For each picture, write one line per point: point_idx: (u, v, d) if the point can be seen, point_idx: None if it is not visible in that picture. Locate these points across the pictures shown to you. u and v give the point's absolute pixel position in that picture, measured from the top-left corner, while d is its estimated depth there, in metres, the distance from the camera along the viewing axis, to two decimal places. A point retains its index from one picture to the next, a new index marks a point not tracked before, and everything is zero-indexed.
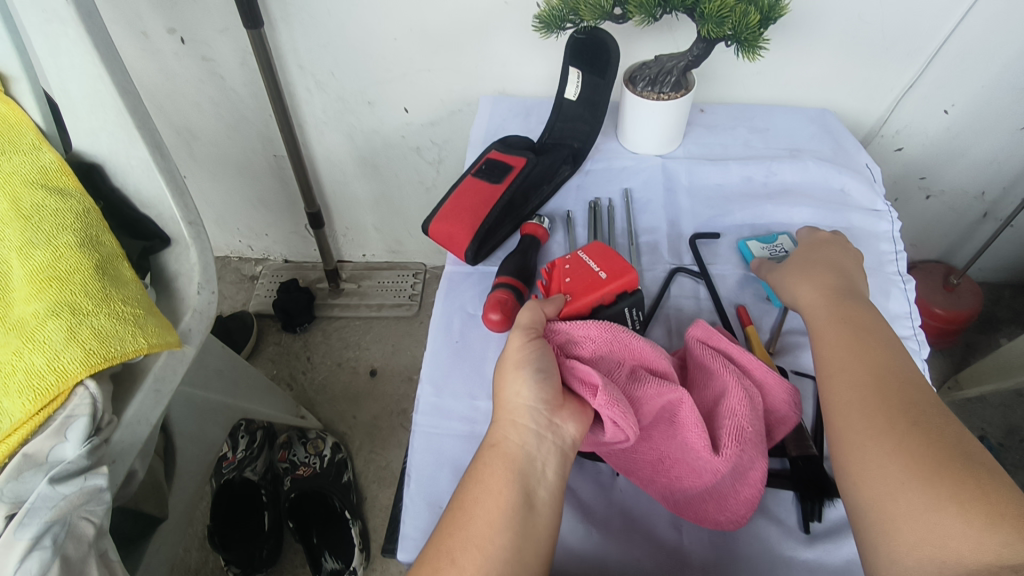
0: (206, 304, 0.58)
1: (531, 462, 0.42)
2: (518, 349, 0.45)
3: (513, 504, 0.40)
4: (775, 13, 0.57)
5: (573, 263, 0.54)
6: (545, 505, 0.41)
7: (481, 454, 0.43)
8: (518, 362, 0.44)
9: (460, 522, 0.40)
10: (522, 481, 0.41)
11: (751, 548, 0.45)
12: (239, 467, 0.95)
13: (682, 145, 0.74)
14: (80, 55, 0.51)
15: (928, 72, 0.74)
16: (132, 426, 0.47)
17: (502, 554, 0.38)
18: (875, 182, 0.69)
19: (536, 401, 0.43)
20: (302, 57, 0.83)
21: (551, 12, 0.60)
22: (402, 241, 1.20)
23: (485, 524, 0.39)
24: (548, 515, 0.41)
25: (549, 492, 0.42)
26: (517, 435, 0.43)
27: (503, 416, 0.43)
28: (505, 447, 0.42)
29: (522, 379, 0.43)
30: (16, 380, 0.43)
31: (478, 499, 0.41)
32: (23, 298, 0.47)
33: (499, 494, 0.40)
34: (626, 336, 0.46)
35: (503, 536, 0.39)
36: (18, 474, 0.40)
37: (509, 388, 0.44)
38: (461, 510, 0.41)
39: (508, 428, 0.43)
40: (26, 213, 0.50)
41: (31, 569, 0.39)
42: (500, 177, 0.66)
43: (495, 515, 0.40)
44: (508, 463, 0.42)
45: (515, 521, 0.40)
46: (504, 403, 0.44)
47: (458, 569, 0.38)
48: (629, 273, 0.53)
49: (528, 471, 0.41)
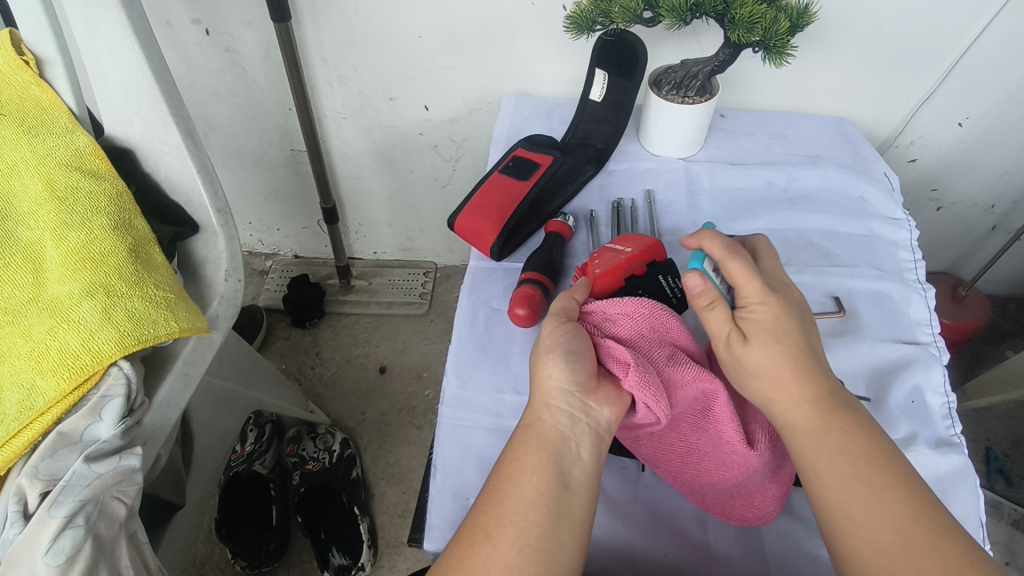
0: (233, 292, 0.58)
1: (565, 442, 0.41)
2: (550, 333, 0.45)
3: (549, 483, 0.40)
4: (803, 20, 0.57)
5: (599, 252, 0.55)
6: (581, 485, 0.41)
7: (517, 434, 0.43)
8: (550, 346, 0.45)
9: (495, 499, 0.40)
10: (556, 459, 0.41)
11: (777, 546, 0.45)
12: (248, 460, 0.94)
13: (702, 149, 0.75)
14: (118, 40, 0.51)
15: (945, 85, 0.75)
16: (162, 409, 0.48)
17: (537, 530, 0.38)
18: (893, 190, 0.70)
19: (569, 383, 0.43)
20: (325, 51, 0.84)
21: (583, 13, 0.61)
22: (414, 239, 1.21)
23: (520, 501, 0.39)
24: (582, 495, 0.40)
25: (583, 472, 0.41)
26: (552, 416, 0.42)
27: (537, 398, 0.43)
28: (539, 428, 0.42)
29: (555, 361, 0.43)
30: (51, 358, 0.43)
31: (513, 477, 0.40)
32: (57, 278, 0.47)
33: (535, 473, 0.40)
34: (662, 315, 0.46)
35: (538, 513, 0.38)
36: (52, 452, 0.41)
37: (542, 370, 0.44)
38: (496, 487, 0.40)
39: (542, 410, 0.43)
40: (61, 194, 0.50)
41: (65, 548, 0.38)
42: (527, 175, 0.67)
43: (529, 493, 0.39)
44: (542, 444, 0.41)
45: (550, 499, 0.39)
46: (538, 384, 0.44)
47: (493, 544, 0.37)
48: (652, 244, 0.54)
49: (562, 451, 0.41)
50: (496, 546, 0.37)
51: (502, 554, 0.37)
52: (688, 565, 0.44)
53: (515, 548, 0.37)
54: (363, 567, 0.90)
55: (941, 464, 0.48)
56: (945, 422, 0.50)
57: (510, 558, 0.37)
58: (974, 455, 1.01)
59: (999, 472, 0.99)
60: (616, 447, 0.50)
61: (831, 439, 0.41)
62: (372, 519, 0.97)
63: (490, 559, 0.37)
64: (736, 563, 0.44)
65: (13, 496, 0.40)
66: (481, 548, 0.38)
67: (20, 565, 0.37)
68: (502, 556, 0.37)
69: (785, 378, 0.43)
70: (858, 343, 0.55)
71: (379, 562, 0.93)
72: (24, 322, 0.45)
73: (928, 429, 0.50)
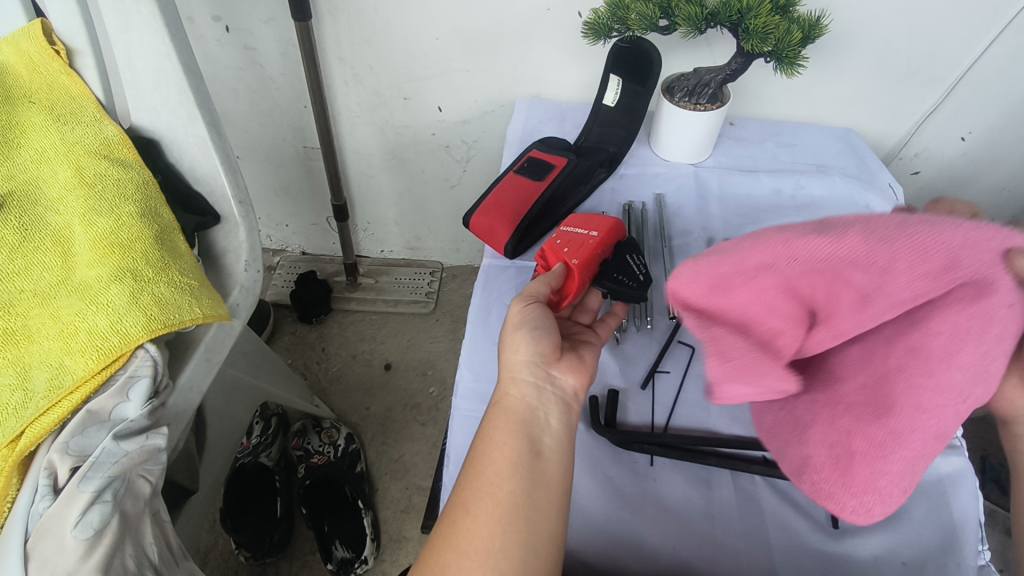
0: (253, 281, 0.59)
1: (533, 412, 0.43)
2: (518, 313, 0.48)
3: (519, 452, 0.40)
4: (815, 32, 0.59)
5: (560, 236, 0.56)
6: (553, 452, 0.41)
7: (486, 410, 0.44)
8: (516, 325, 0.47)
9: (472, 475, 0.40)
10: (526, 429, 0.41)
11: (784, 541, 0.46)
12: (254, 452, 0.95)
13: (712, 155, 0.77)
14: (149, 33, 0.52)
15: (949, 100, 0.77)
16: (185, 392, 0.49)
17: (512, 497, 0.38)
18: (897, 201, 0.71)
19: (535, 356, 0.45)
20: (343, 51, 0.85)
21: (600, 20, 0.63)
22: (422, 238, 1.22)
23: (494, 473, 0.39)
24: (555, 459, 0.41)
25: (554, 439, 0.42)
26: (518, 389, 0.44)
27: (504, 374, 0.45)
28: (507, 401, 0.43)
29: (520, 338, 0.46)
30: (79, 339, 0.44)
31: (484, 451, 0.40)
32: (85, 262, 0.48)
33: (505, 444, 0.40)
34: (884, 232, 0.31)
35: (513, 482, 0.39)
36: (83, 429, 0.42)
37: (508, 347, 0.46)
38: (471, 465, 0.40)
39: (509, 384, 0.44)
40: (90, 181, 0.51)
41: (93, 522, 0.39)
42: (542, 175, 0.69)
43: (502, 463, 0.39)
44: (510, 415, 0.42)
45: (523, 467, 0.39)
46: (503, 361, 0.45)
47: (472, 518, 0.38)
48: (614, 223, 0.57)
49: (532, 420, 0.42)
50: (477, 519, 0.37)
51: (483, 526, 0.37)
52: (698, 558, 0.45)
53: (494, 519, 0.37)
54: (366, 560, 0.90)
55: (943, 466, 0.49)
56: None
57: (491, 529, 0.37)
58: None
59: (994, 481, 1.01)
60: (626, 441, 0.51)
61: None
62: (376, 513, 0.98)
63: (474, 533, 0.37)
64: (743, 557, 0.45)
65: (43, 471, 0.41)
66: (464, 524, 0.38)
67: (49, 538, 0.39)
68: (484, 529, 0.37)
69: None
70: None
71: (381, 556, 0.94)
72: (52, 304, 0.46)
73: None
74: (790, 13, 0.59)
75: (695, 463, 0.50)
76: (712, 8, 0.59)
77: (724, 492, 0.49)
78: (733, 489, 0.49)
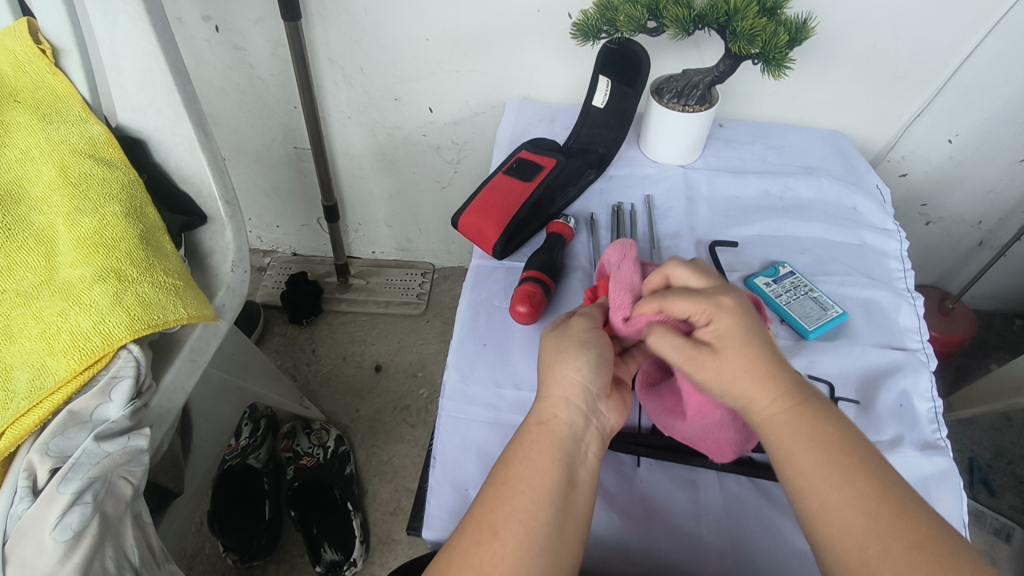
0: (239, 282, 0.59)
1: (577, 442, 0.42)
2: (581, 330, 0.46)
3: (557, 482, 0.39)
4: (802, 35, 0.59)
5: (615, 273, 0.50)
6: (585, 486, 0.41)
7: (527, 429, 0.42)
8: (580, 343, 0.45)
9: (503, 497, 0.39)
10: (568, 458, 0.41)
11: (767, 541, 0.46)
12: (243, 454, 0.93)
13: (701, 157, 0.77)
14: (135, 31, 0.52)
15: (935, 104, 0.78)
16: (169, 394, 0.49)
17: (545, 529, 0.38)
18: (884, 203, 0.72)
19: (592, 384, 0.43)
20: (333, 51, 0.85)
21: (589, 21, 0.63)
22: (413, 240, 1.22)
23: (529, 500, 0.39)
24: (585, 494, 0.40)
25: (588, 473, 0.41)
26: (567, 414, 0.42)
27: (556, 393, 0.43)
28: (553, 425, 0.42)
29: (584, 359, 0.44)
30: (62, 340, 0.43)
31: (522, 475, 0.40)
32: (69, 261, 0.47)
33: (545, 473, 0.40)
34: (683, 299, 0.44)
35: (547, 512, 0.38)
36: (64, 430, 0.42)
37: (566, 364, 0.43)
38: (503, 485, 0.40)
39: (559, 407, 0.43)
40: (74, 180, 0.51)
41: (71, 524, 0.39)
42: (531, 176, 0.69)
43: (540, 491, 0.39)
44: (555, 442, 0.41)
45: (559, 498, 0.39)
46: (558, 379, 0.43)
47: (501, 543, 0.37)
48: None
49: (573, 451, 0.41)
50: (504, 545, 0.37)
51: (510, 552, 0.37)
52: (680, 558, 0.45)
53: (523, 547, 0.37)
54: (354, 563, 0.90)
55: (927, 465, 0.49)
56: (931, 426, 0.52)
57: (516, 557, 0.36)
58: (958, 465, 1.04)
59: (982, 482, 1.02)
60: (612, 442, 0.50)
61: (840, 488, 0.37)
62: (365, 515, 0.98)
63: (497, 556, 0.36)
64: (727, 556, 0.45)
65: (23, 472, 0.41)
66: (488, 546, 0.37)
67: (28, 540, 0.39)
68: (510, 555, 0.36)
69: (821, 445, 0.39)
70: (849, 349, 0.57)
71: (370, 559, 0.94)
72: (35, 304, 0.45)
73: (915, 432, 0.51)
74: (777, 15, 0.60)
75: (681, 464, 0.50)
76: (700, 10, 0.59)
77: (710, 492, 0.49)
78: (718, 489, 0.49)
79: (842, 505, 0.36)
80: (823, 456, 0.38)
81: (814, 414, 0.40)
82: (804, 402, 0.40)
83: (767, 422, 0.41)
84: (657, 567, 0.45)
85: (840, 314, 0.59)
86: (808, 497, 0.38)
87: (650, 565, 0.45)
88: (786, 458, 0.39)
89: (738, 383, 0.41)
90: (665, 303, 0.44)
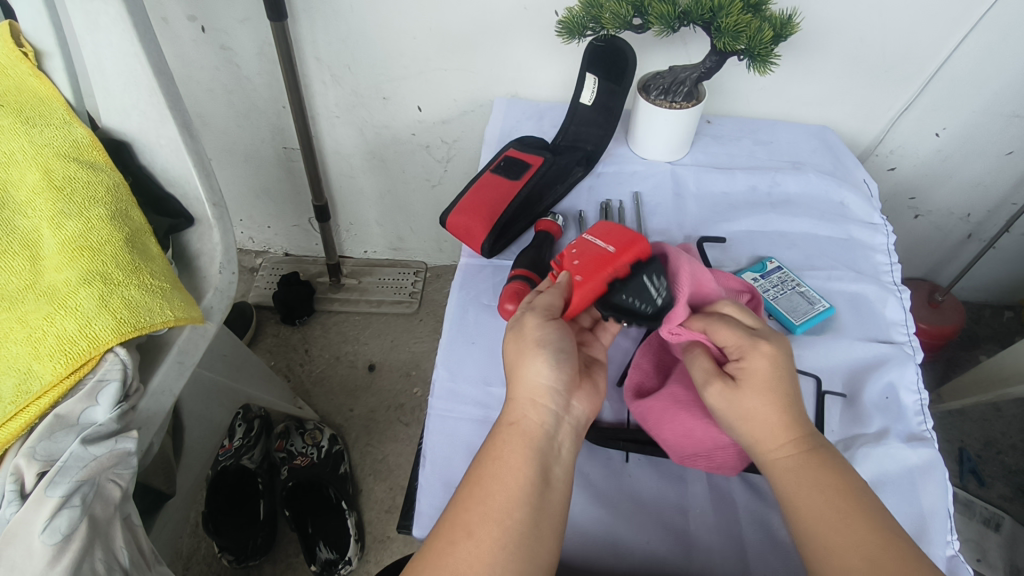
0: (227, 284, 0.59)
1: (549, 440, 0.42)
2: (537, 327, 0.45)
3: (531, 481, 0.40)
4: (786, 30, 0.59)
5: (579, 246, 0.51)
6: (559, 482, 0.41)
7: (498, 430, 0.42)
8: (540, 340, 0.44)
9: (479, 497, 0.39)
10: (541, 457, 0.41)
11: (755, 534, 0.46)
12: (237, 455, 0.94)
13: (689, 153, 0.77)
14: (117, 33, 0.52)
15: (923, 96, 0.78)
16: (157, 396, 0.49)
17: (519, 527, 0.38)
18: (871, 197, 0.72)
19: (557, 383, 0.43)
20: (321, 51, 0.85)
21: (574, 19, 0.62)
22: (405, 239, 1.22)
23: (503, 499, 0.39)
24: (560, 490, 0.41)
25: (562, 469, 0.42)
26: (538, 414, 0.42)
27: (523, 394, 0.43)
28: (524, 425, 0.42)
29: (545, 358, 0.43)
30: (47, 343, 0.43)
31: (495, 474, 0.40)
32: (54, 265, 0.47)
33: (518, 471, 0.40)
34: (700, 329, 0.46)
35: (520, 511, 0.39)
36: (51, 434, 0.42)
37: (529, 366, 0.43)
38: (477, 486, 0.40)
39: (527, 407, 0.42)
40: (58, 184, 0.51)
41: (60, 527, 0.40)
42: (519, 174, 0.69)
43: (513, 490, 0.39)
44: (527, 441, 0.41)
45: (532, 496, 0.39)
46: (524, 381, 0.43)
47: (475, 542, 0.37)
48: (639, 242, 0.50)
49: (546, 448, 0.41)
50: (478, 544, 0.37)
51: (485, 551, 0.37)
52: (667, 551, 0.45)
53: (498, 546, 0.37)
54: (349, 561, 0.90)
55: (912, 457, 0.50)
56: (917, 418, 0.52)
57: (492, 555, 0.37)
58: (948, 456, 1.05)
59: (972, 472, 1.03)
60: (600, 439, 0.51)
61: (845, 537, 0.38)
62: (360, 514, 0.98)
63: (472, 555, 0.37)
64: (714, 549, 0.46)
65: (10, 476, 0.41)
66: (463, 545, 0.37)
67: (17, 544, 0.39)
68: (485, 553, 0.37)
69: (830, 503, 0.39)
70: (835, 341, 0.58)
71: (366, 557, 0.94)
72: (21, 308, 0.45)
73: (901, 424, 0.52)
74: (761, 11, 0.60)
75: (669, 458, 0.50)
76: (685, 7, 0.59)
77: (698, 487, 0.49)
78: (706, 484, 0.49)
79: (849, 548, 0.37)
80: (826, 499, 0.39)
81: (824, 459, 0.41)
82: (814, 449, 0.42)
83: (773, 465, 0.42)
84: (645, 561, 0.45)
85: (828, 308, 0.59)
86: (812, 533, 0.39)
87: (638, 558, 0.45)
88: (791, 503, 0.40)
89: (750, 423, 0.42)
90: (711, 326, 0.45)
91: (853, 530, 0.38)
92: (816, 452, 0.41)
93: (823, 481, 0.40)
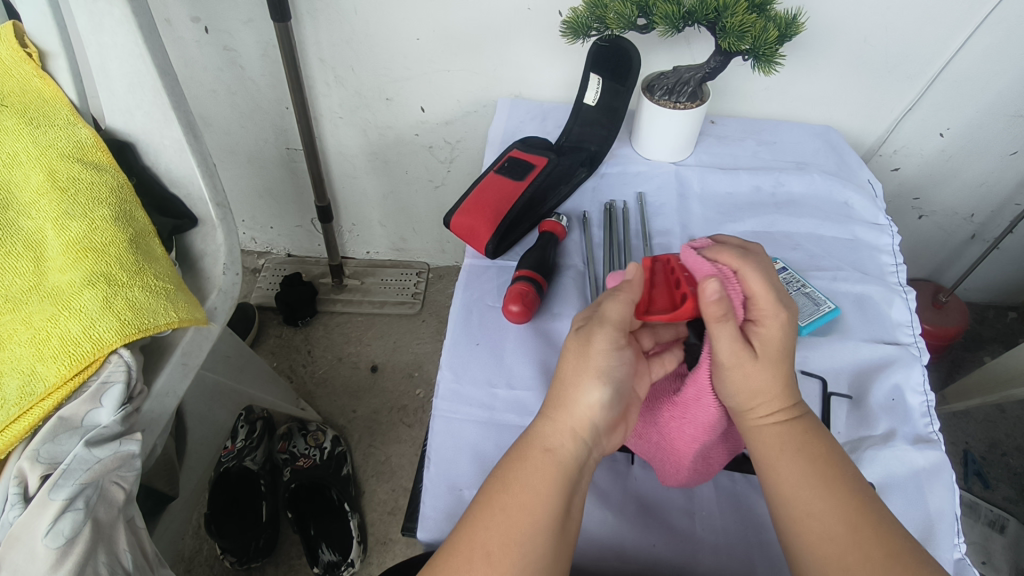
0: (231, 285, 0.59)
1: (578, 472, 0.41)
2: (605, 354, 0.42)
3: (556, 513, 0.39)
4: (791, 30, 0.59)
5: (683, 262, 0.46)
6: (576, 512, 0.41)
7: (531, 454, 0.41)
8: (601, 370, 0.42)
9: (501, 520, 0.39)
10: (567, 489, 0.40)
11: (760, 537, 0.46)
12: (238, 456, 0.94)
13: (693, 153, 0.77)
14: (121, 34, 0.52)
15: (926, 97, 0.78)
16: (160, 398, 0.49)
17: (538, 559, 0.38)
18: (876, 198, 0.72)
19: (602, 417, 0.41)
20: (324, 52, 0.85)
21: (579, 18, 0.62)
22: (407, 240, 1.22)
23: (524, 527, 0.38)
24: (575, 519, 0.41)
25: (580, 500, 0.41)
26: (574, 444, 0.41)
27: (565, 421, 0.41)
28: (559, 454, 0.41)
29: (600, 388, 0.41)
30: (51, 345, 0.43)
31: (523, 501, 0.39)
32: (58, 266, 0.47)
33: (545, 502, 0.39)
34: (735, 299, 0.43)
35: (543, 543, 0.38)
36: (54, 436, 0.42)
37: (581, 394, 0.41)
38: (501, 508, 0.39)
39: (564, 434, 0.41)
40: (62, 184, 0.51)
41: (64, 530, 0.40)
42: (522, 175, 0.69)
43: (539, 521, 0.39)
44: (559, 472, 0.40)
45: (556, 529, 0.39)
46: (568, 406, 0.41)
47: (490, 565, 0.37)
48: None
49: (573, 480, 0.41)
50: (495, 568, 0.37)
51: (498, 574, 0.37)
52: (672, 554, 0.45)
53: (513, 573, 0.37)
54: (352, 563, 0.90)
55: (919, 459, 0.49)
56: (924, 420, 0.52)
57: None
58: (954, 458, 1.04)
59: (977, 474, 1.02)
60: None
61: (838, 525, 0.38)
62: (363, 516, 0.98)
63: None
64: (720, 549, 0.45)
65: (14, 479, 0.41)
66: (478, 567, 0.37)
67: (19, 548, 0.39)
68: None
69: (821, 493, 0.39)
70: (840, 343, 0.57)
71: (369, 559, 0.94)
72: (24, 309, 0.45)
73: (907, 427, 0.51)
74: (766, 11, 0.60)
75: None
76: (689, 7, 0.59)
77: (705, 489, 0.48)
78: (713, 486, 0.49)
79: (837, 538, 0.38)
80: (817, 486, 0.40)
81: (819, 450, 0.41)
82: (806, 438, 0.42)
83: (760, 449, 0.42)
84: (651, 564, 0.45)
85: (833, 309, 0.59)
86: (801, 534, 0.39)
87: (645, 561, 0.45)
88: (786, 492, 0.40)
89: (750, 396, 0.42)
90: (742, 277, 0.43)
91: (840, 520, 0.38)
92: (806, 439, 0.42)
93: (810, 468, 0.40)
